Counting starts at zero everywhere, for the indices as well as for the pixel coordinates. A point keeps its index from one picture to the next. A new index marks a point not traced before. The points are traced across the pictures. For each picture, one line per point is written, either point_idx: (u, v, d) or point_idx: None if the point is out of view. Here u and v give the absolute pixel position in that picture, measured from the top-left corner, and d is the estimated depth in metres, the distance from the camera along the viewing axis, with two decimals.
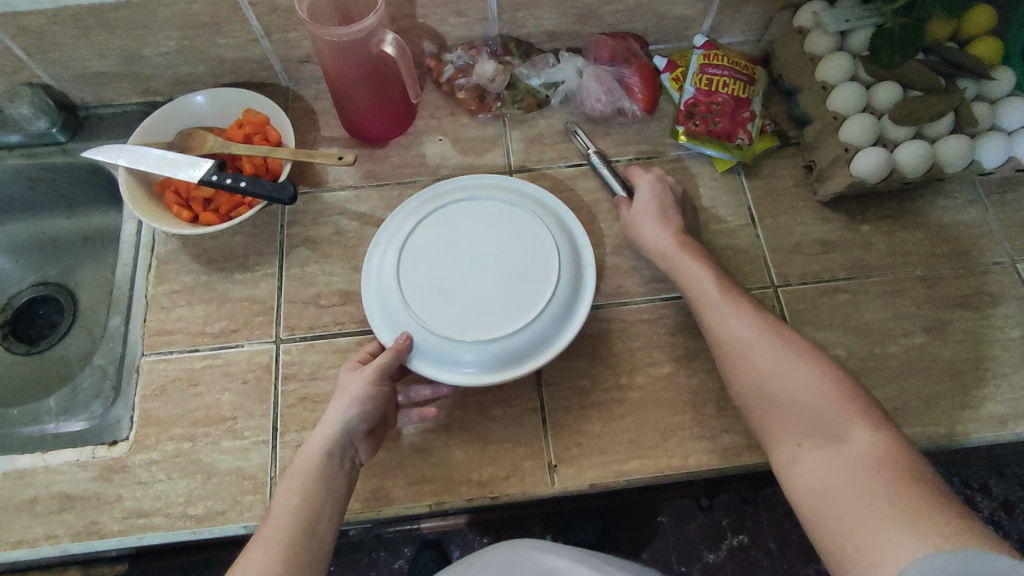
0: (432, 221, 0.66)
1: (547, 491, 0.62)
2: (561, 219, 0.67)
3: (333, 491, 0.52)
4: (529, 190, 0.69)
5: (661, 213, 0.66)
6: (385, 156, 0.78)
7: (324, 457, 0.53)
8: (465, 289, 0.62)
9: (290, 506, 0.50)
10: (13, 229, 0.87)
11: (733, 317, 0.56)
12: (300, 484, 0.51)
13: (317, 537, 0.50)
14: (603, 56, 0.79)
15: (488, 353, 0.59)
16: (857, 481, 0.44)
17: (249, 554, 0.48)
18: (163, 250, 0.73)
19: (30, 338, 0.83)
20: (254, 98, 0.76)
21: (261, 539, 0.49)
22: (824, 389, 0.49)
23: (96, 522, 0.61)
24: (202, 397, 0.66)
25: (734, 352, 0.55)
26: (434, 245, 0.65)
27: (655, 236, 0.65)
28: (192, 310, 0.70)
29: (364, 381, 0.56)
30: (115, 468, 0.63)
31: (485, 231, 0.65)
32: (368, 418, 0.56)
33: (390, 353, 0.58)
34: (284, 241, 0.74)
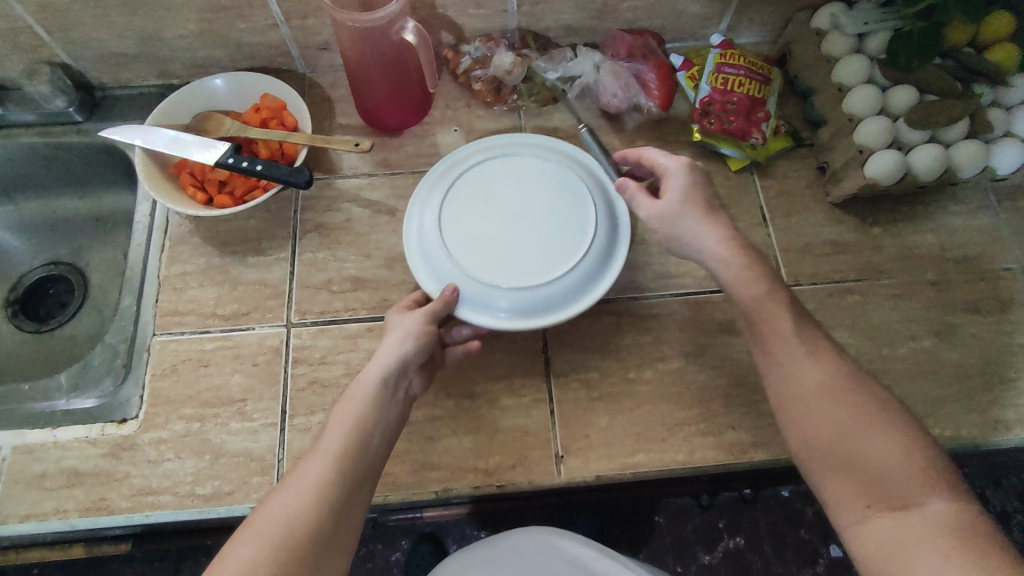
0: (471, 177, 0.67)
1: (553, 481, 0.62)
2: (595, 172, 0.68)
3: (386, 416, 0.56)
4: (562, 146, 0.70)
5: (702, 207, 0.59)
6: (399, 145, 0.78)
7: (380, 386, 0.56)
8: (505, 241, 0.63)
9: (348, 425, 0.53)
10: (26, 207, 0.87)
11: (805, 360, 0.53)
12: (358, 407, 0.54)
13: (370, 455, 0.53)
14: (620, 52, 0.78)
15: (530, 300, 0.61)
16: (935, 551, 0.43)
17: (308, 462, 0.51)
18: (177, 231, 0.74)
19: (39, 317, 0.83)
20: (272, 83, 0.76)
21: (319, 450, 0.52)
22: (905, 456, 0.48)
23: (104, 499, 0.61)
24: (211, 378, 0.66)
25: (807, 401, 0.51)
26: (473, 199, 0.66)
27: (704, 241, 0.58)
28: (205, 291, 0.71)
29: (417, 321, 0.59)
30: (124, 446, 0.63)
31: (521, 184, 0.66)
32: (421, 354, 0.59)
33: (439, 302, 0.59)
34: (297, 226, 0.74)
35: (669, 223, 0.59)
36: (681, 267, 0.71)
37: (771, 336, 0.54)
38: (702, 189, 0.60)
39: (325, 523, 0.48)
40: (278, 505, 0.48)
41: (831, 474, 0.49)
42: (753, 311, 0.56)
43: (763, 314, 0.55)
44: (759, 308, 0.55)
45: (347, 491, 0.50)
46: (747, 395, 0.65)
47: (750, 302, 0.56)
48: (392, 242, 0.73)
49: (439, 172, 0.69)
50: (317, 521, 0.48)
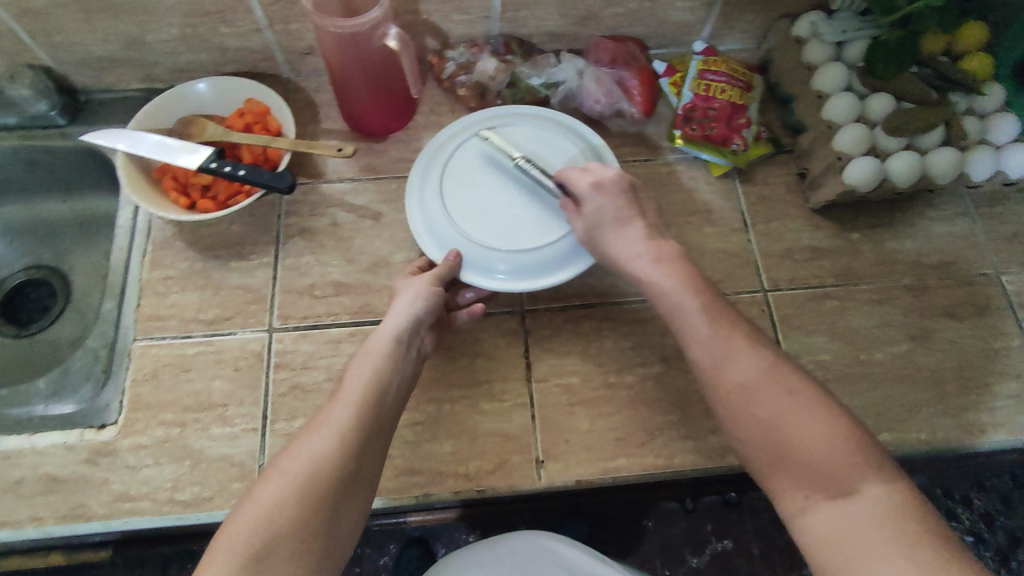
0: (472, 147, 0.71)
1: (533, 486, 0.62)
2: (592, 142, 0.71)
3: (403, 370, 0.57)
4: (558, 117, 0.73)
5: (619, 221, 0.61)
6: (383, 150, 0.78)
7: (395, 340, 0.57)
8: (505, 208, 0.68)
9: (367, 376, 0.54)
10: (7, 211, 0.86)
11: (735, 356, 0.52)
12: (376, 359, 0.55)
13: (388, 407, 0.54)
14: (603, 57, 0.79)
15: (527, 263, 0.65)
16: (876, 538, 0.43)
17: (329, 411, 0.51)
18: (159, 235, 0.73)
19: (19, 321, 0.83)
20: (256, 88, 0.76)
21: (338, 400, 0.52)
22: (837, 442, 0.47)
23: (82, 506, 0.61)
24: (192, 384, 0.66)
25: (739, 397, 0.51)
26: (471, 172, 0.70)
27: (626, 253, 0.60)
28: (186, 296, 0.70)
29: (425, 283, 0.62)
30: (103, 452, 0.63)
31: (521, 153, 0.70)
32: (431, 313, 0.61)
33: (444, 267, 0.63)
34: (280, 231, 0.74)
35: (593, 242, 0.62)
36: None
37: (700, 331, 0.54)
38: (620, 203, 0.61)
39: (349, 464, 0.48)
40: (301, 449, 0.48)
41: (770, 467, 0.49)
42: (681, 308, 0.55)
43: (691, 310, 0.55)
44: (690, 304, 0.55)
45: (368, 436, 0.51)
46: None
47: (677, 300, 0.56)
48: (375, 247, 0.73)
49: (435, 147, 0.72)
50: (342, 462, 0.48)
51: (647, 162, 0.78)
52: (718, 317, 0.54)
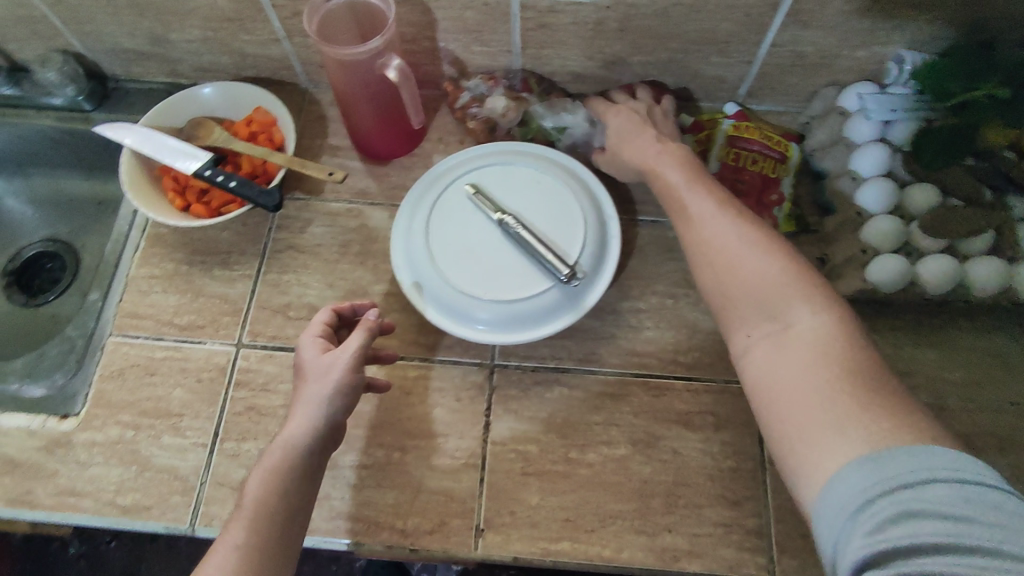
0: (466, 180, 0.68)
1: (468, 554, 0.59)
2: (593, 192, 0.67)
3: (311, 485, 0.53)
4: (562, 160, 0.69)
5: (639, 128, 0.66)
6: (385, 175, 0.77)
7: (306, 447, 0.53)
8: (489, 249, 0.64)
9: (262, 505, 0.50)
10: (35, 182, 0.89)
11: (697, 202, 0.57)
12: (272, 482, 0.51)
13: (289, 537, 0.51)
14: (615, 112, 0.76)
15: (503, 314, 0.62)
16: (802, 368, 0.45)
17: (213, 559, 0.48)
18: (154, 233, 0.74)
19: (29, 290, 0.86)
20: (265, 97, 0.75)
21: (226, 545, 0.48)
22: (777, 277, 0.49)
23: (30, 493, 0.62)
24: (154, 388, 0.66)
25: (701, 249, 0.54)
26: (461, 207, 0.66)
27: (636, 138, 0.65)
28: (166, 298, 0.71)
29: (344, 369, 0.55)
30: (59, 442, 0.64)
31: (515, 193, 0.66)
32: (348, 405, 0.56)
33: (364, 333, 0.56)
34: (268, 245, 0.73)
35: (613, 150, 0.67)
36: (649, 346, 0.67)
37: (676, 182, 0.59)
38: (636, 116, 0.67)
39: None
40: None
41: (725, 316, 0.52)
42: (663, 165, 0.61)
43: (671, 167, 0.60)
44: (668, 161, 0.61)
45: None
46: (692, 498, 0.60)
47: (662, 163, 0.61)
48: (355, 273, 0.72)
49: (428, 183, 0.70)
50: None
51: (655, 224, 0.72)
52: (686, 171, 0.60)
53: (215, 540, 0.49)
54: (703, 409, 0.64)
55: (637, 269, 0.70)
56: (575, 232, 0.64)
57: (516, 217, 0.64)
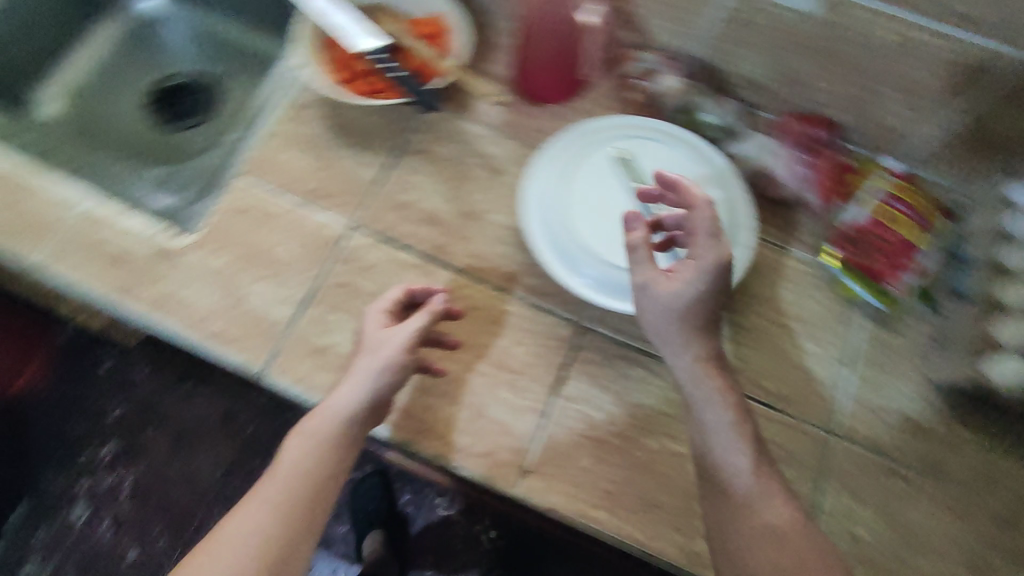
0: (617, 145, 0.68)
1: (507, 489, 0.60)
2: (733, 198, 0.66)
3: (345, 457, 0.57)
4: (714, 158, 0.68)
5: (700, 321, 0.56)
6: (531, 115, 0.76)
7: (346, 415, 0.57)
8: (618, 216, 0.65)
9: (301, 468, 0.55)
10: (202, 20, 0.94)
11: (763, 502, 0.51)
12: (311, 446, 0.56)
13: (322, 501, 0.55)
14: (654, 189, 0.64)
15: (609, 276, 0.62)
16: None
17: (247, 512, 0.53)
18: (300, 97, 0.76)
19: (167, 113, 0.91)
20: (446, 4, 0.75)
21: (258, 499, 0.54)
22: None
23: (133, 289, 0.66)
24: (266, 236, 0.69)
25: (755, 540, 0.49)
26: (605, 167, 0.67)
27: (679, 353, 0.57)
28: (298, 160, 0.73)
29: (395, 343, 0.59)
30: (167, 255, 0.67)
31: (658, 175, 0.67)
32: (398, 382, 0.59)
33: (428, 318, 0.61)
34: (403, 142, 0.74)
35: (660, 312, 0.57)
36: (738, 361, 0.66)
37: (740, 463, 0.52)
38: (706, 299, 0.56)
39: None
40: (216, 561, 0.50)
41: None
42: (714, 426, 0.54)
43: (728, 437, 0.53)
44: (718, 416, 0.54)
45: (292, 537, 0.52)
46: None
47: (714, 424, 0.54)
48: (477, 197, 0.72)
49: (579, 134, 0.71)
50: None
51: (781, 250, 0.71)
52: (748, 455, 0.53)
53: (250, 492, 0.55)
54: (772, 436, 0.63)
55: (751, 287, 0.69)
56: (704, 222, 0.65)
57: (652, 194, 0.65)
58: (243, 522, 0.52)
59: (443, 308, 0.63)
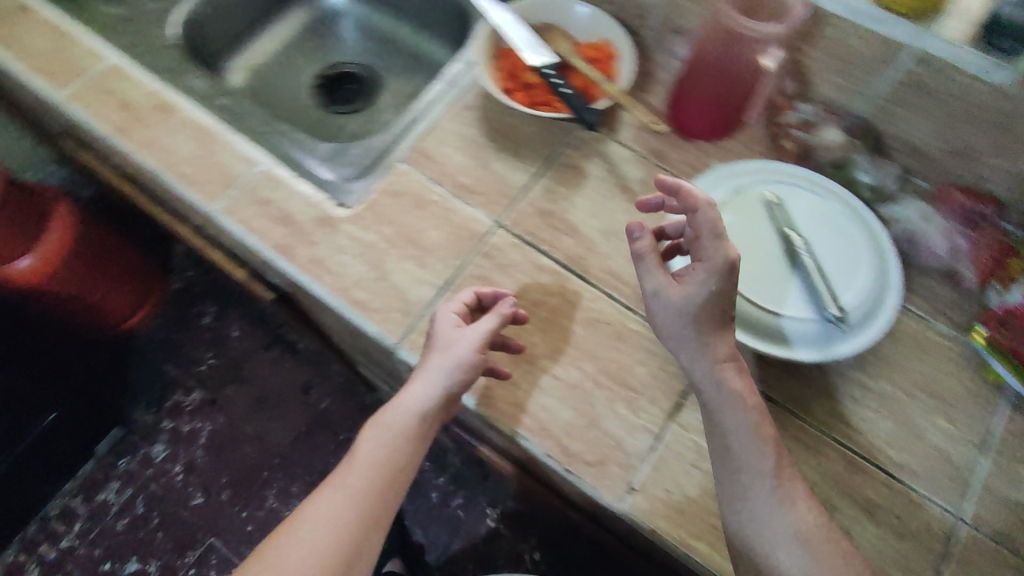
0: (769, 187, 0.69)
1: (612, 503, 0.61)
2: (883, 258, 0.64)
3: (415, 446, 0.65)
4: (867, 216, 0.66)
5: (716, 323, 0.59)
6: (680, 147, 0.78)
7: (419, 410, 0.64)
8: (762, 255, 0.64)
9: (376, 458, 0.63)
10: (377, 18, 1.03)
11: (785, 502, 0.55)
12: (386, 438, 0.64)
13: (395, 485, 0.64)
14: (651, 200, 0.68)
15: (743, 312, 0.62)
16: None
17: (331, 494, 0.62)
18: (465, 99, 0.81)
19: (330, 96, 0.99)
20: (619, 33, 0.79)
21: (340, 484, 0.63)
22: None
23: (292, 248, 0.71)
24: (416, 220, 0.73)
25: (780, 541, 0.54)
26: (755, 206, 0.67)
27: (696, 357, 0.59)
28: (455, 155, 0.78)
29: (468, 345, 0.62)
30: (327, 222, 0.73)
31: (807, 223, 0.66)
32: (468, 381, 0.63)
33: (496, 322, 0.63)
34: (555, 155, 0.78)
35: (673, 314, 0.60)
36: (864, 424, 0.64)
37: (763, 467, 0.56)
38: (711, 301, 0.58)
39: (341, 548, 0.60)
40: (306, 535, 0.60)
41: None
42: (736, 429, 0.57)
43: (747, 440, 0.57)
44: (741, 422, 0.57)
45: (372, 515, 0.62)
46: None
47: (735, 427, 0.57)
48: (616, 217, 0.74)
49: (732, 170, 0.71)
50: (334, 550, 0.59)
51: (923, 320, 0.69)
52: (772, 458, 0.57)
53: (332, 477, 0.64)
54: (892, 507, 0.61)
55: (886, 351, 0.67)
56: (853, 278, 0.63)
57: (800, 241, 0.65)
58: (328, 503, 0.62)
59: (511, 312, 0.65)
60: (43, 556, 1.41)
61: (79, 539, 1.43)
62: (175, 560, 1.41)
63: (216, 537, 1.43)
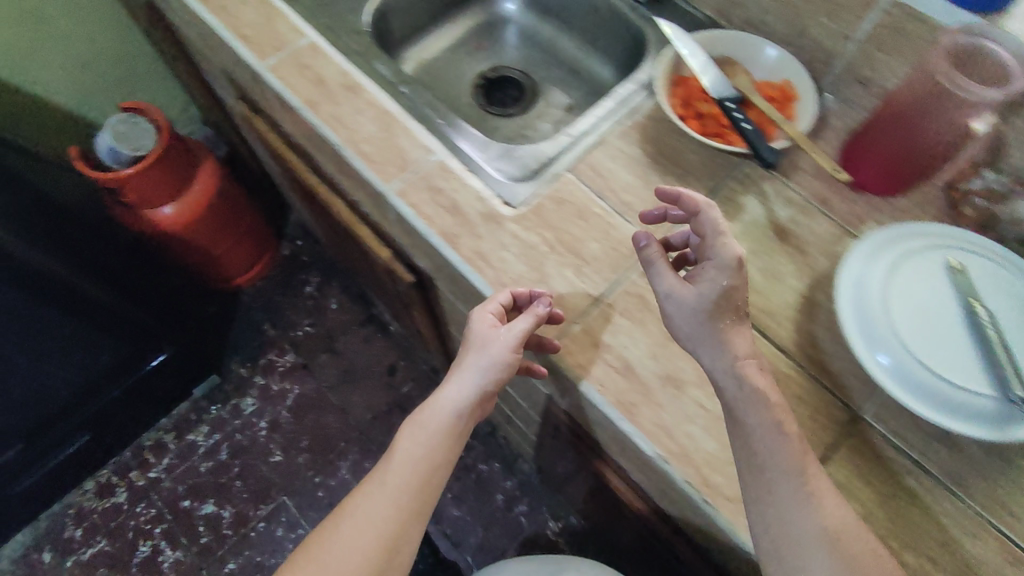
0: (950, 253, 0.67)
1: (747, 541, 0.60)
2: None
3: (452, 441, 0.71)
4: None
5: (731, 318, 0.59)
6: (849, 198, 0.77)
7: (456, 407, 0.70)
8: (940, 322, 0.62)
9: (413, 454, 0.69)
10: (544, 30, 1.07)
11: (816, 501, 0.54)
12: (422, 437, 0.70)
13: (435, 478, 0.70)
14: (654, 211, 0.72)
15: (917, 377, 0.60)
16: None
17: (372, 491, 0.69)
18: (635, 120, 0.83)
19: (489, 98, 1.04)
20: (803, 77, 0.78)
21: (380, 479, 0.69)
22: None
23: (457, 237, 0.74)
24: (578, 230, 0.75)
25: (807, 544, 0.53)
26: (935, 270, 0.65)
27: (715, 357, 0.59)
28: (619, 173, 0.79)
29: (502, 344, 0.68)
30: (493, 218, 0.76)
31: (989, 296, 0.64)
32: (500, 377, 0.70)
33: (530, 323, 0.66)
34: (719, 186, 0.78)
35: (687, 313, 0.60)
36: None
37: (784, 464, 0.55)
38: (722, 297, 0.58)
39: (388, 536, 0.66)
40: (353, 528, 0.66)
41: None
42: (758, 426, 0.56)
43: (769, 435, 0.56)
44: (766, 423, 0.56)
45: (415, 505, 0.68)
46: None
47: (757, 425, 0.56)
48: (773, 256, 0.74)
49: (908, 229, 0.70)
50: (382, 538, 0.66)
51: None
52: (794, 449, 0.56)
53: (369, 477, 0.70)
54: None
55: None
56: None
57: (983, 313, 0.62)
58: (370, 499, 0.68)
59: (546, 313, 0.67)
60: (132, 482, 1.51)
61: (165, 472, 1.52)
62: (248, 510, 1.48)
63: (288, 496, 1.49)
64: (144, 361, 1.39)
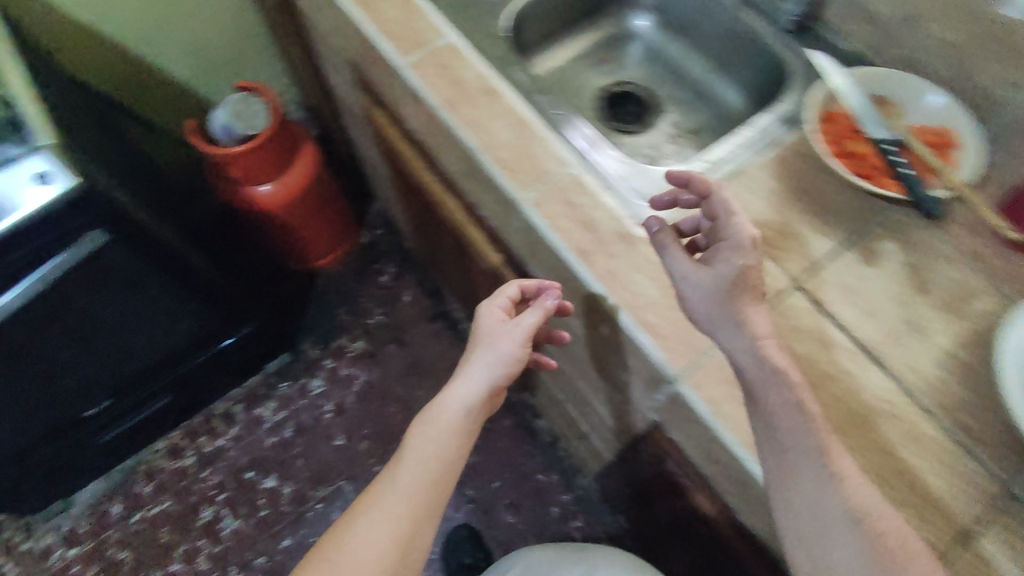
0: None
1: None
2: None
3: (462, 438, 0.74)
4: None
5: (747, 294, 0.64)
6: (1005, 255, 0.73)
7: (467, 401, 0.74)
8: None
9: (424, 451, 0.71)
10: (672, 48, 1.06)
11: (850, 482, 0.56)
12: (432, 434, 0.72)
13: (447, 475, 0.71)
14: (661, 197, 0.74)
15: None
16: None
17: (383, 492, 0.68)
18: (775, 153, 0.81)
19: (611, 111, 1.04)
20: (967, 126, 0.75)
21: (390, 478, 0.70)
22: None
23: (591, 254, 0.74)
24: None
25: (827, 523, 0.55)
26: None
27: (734, 339, 0.62)
28: (757, 204, 0.77)
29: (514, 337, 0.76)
30: (627, 238, 0.75)
31: None
32: (507, 371, 0.77)
33: (540, 314, 0.75)
34: (863, 229, 0.75)
35: (708, 294, 0.64)
36: None
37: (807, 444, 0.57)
38: (739, 275, 0.63)
39: (404, 531, 0.66)
40: (366, 527, 0.66)
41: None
42: (779, 407, 0.59)
43: (790, 414, 0.58)
44: (785, 400, 0.59)
45: (429, 502, 0.69)
46: None
47: (778, 403, 0.59)
48: (919, 308, 0.71)
49: None
50: (398, 535, 0.66)
51: None
52: (809, 421, 0.58)
53: (376, 480, 0.70)
54: None
55: None
56: None
57: None
58: (383, 500, 0.68)
59: (553, 304, 0.75)
60: (200, 447, 1.55)
61: (232, 442, 1.55)
62: (306, 490, 1.51)
63: (346, 481, 1.51)
64: (217, 341, 1.42)
